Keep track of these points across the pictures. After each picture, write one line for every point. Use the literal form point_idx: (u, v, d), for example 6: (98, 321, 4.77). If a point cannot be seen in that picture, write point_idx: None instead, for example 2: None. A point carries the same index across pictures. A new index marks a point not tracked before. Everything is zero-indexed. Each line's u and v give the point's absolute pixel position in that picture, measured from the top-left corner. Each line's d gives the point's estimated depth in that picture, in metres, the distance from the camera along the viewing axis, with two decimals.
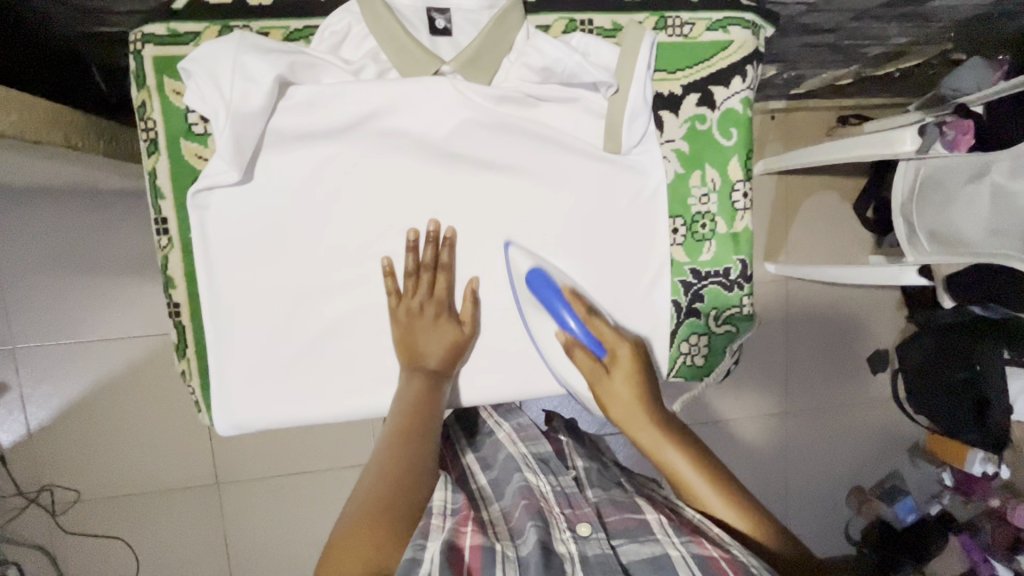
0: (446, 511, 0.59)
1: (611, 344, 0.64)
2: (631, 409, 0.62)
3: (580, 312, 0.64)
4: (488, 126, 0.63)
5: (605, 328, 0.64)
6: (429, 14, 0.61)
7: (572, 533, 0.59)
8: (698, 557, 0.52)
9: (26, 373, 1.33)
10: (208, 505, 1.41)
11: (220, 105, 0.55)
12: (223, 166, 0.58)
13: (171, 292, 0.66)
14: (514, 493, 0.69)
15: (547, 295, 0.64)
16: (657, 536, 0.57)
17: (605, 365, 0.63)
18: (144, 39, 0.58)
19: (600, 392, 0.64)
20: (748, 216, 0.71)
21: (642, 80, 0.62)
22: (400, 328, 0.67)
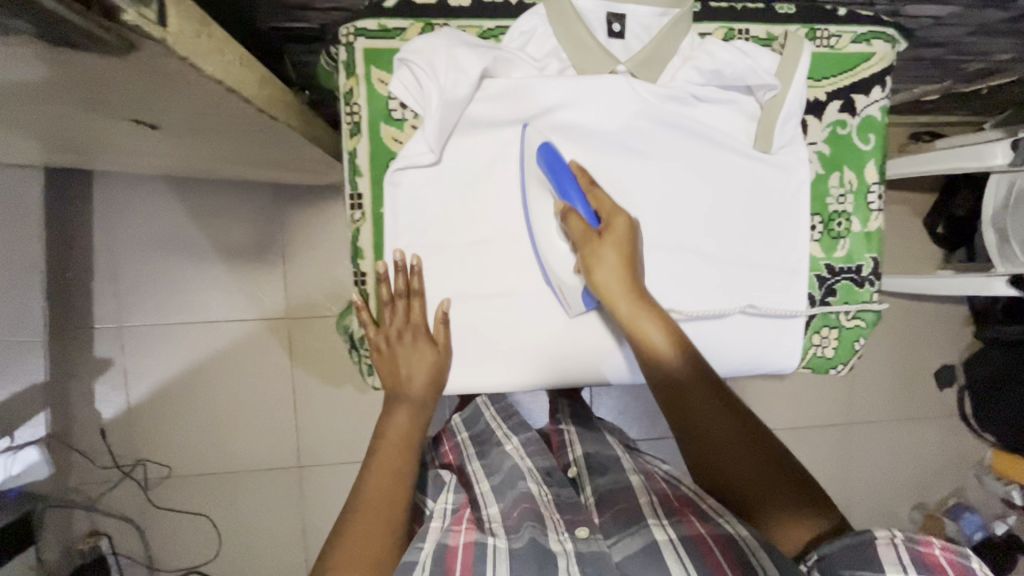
0: (448, 515, 0.67)
1: (609, 212, 0.65)
2: (617, 278, 0.64)
3: (583, 185, 0.66)
4: (654, 122, 0.68)
5: (605, 201, 0.65)
6: (608, 18, 0.66)
7: (571, 535, 0.64)
8: (689, 541, 0.60)
9: (130, 349, 1.40)
10: (288, 488, 1.45)
11: (433, 91, 0.62)
12: (423, 147, 0.65)
13: (357, 263, 0.72)
14: (514, 497, 0.71)
15: (556, 168, 0.64)
16: (648, 522, 0.64)
17: (600, 234, 0.64)
18: (356, 33, 0.65)
19: (590, 260, 0.64)
20: (880, 217, 0.76)
21: (801, 84, 0.67)
22: (385, 360, 0.71)
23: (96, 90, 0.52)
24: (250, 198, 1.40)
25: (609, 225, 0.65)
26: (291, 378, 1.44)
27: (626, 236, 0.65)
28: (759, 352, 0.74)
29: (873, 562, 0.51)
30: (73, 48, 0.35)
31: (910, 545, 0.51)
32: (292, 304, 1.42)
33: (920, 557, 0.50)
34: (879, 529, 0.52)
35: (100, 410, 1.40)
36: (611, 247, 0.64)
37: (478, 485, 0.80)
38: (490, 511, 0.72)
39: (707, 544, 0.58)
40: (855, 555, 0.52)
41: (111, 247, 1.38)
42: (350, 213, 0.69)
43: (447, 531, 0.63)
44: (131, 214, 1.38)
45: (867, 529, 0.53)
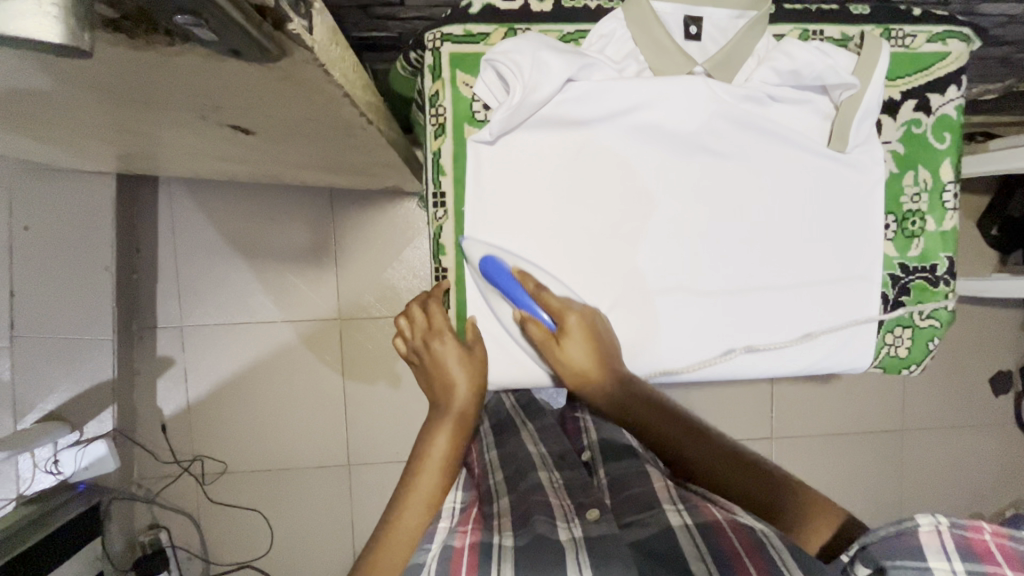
0: (455, 516, 0.64)
1: (559, 311, 0.67)
2: (586, 365, 0.68)
3: (529, 289, 0.67)
4: (731, 122, 0.70)
5: (554, 300, 0.67)
6: (685, 22, 0.69)
7: (580, 519, 0.63)
8: (703, 526, 0.58)
9: (190, 348, 1.46)
10: (339, 486, 1.49)
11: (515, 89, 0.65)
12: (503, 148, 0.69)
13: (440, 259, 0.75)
14: (527, 489, 0.70)
15: (499, 279, 0.67)
16: (663, 505, 0.64)
17: (557, 337, 0.67)
18: (443, 38, 0.69)
19: (554, 359, 0.68)
20: (956, 216, 0.75)
21: (879, 84, 0.68)
22: (422, 372, 0.74)
23: (216, 97, 0.56)
24: (305, 203, 1.45)
25: (561, 325, 0.67)
26: (341, 377, 1.48)
27: (582, 330, 0.67)
28: (835, 352, 0.74)
29: (917, 552, 0.45)
30: (236, 57, 0.39)
31: (955, 532, 0.45)
32: (343, 305, 1.46)
33: (964, 544, 0.44)
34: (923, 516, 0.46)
35: (162, 407, 1.46)
36: (568, 343, 0.67)
37: (490, 477, 0.78)
38: (501, 504, 0.69)
39: (723, 530, 0.56)
40: (892, 544, 0.46)
41: (174, 250, 1.45)
42: (433, 211, 0.73)
43: (453, 532, 0.60)
44: (193, 219, 1.44)
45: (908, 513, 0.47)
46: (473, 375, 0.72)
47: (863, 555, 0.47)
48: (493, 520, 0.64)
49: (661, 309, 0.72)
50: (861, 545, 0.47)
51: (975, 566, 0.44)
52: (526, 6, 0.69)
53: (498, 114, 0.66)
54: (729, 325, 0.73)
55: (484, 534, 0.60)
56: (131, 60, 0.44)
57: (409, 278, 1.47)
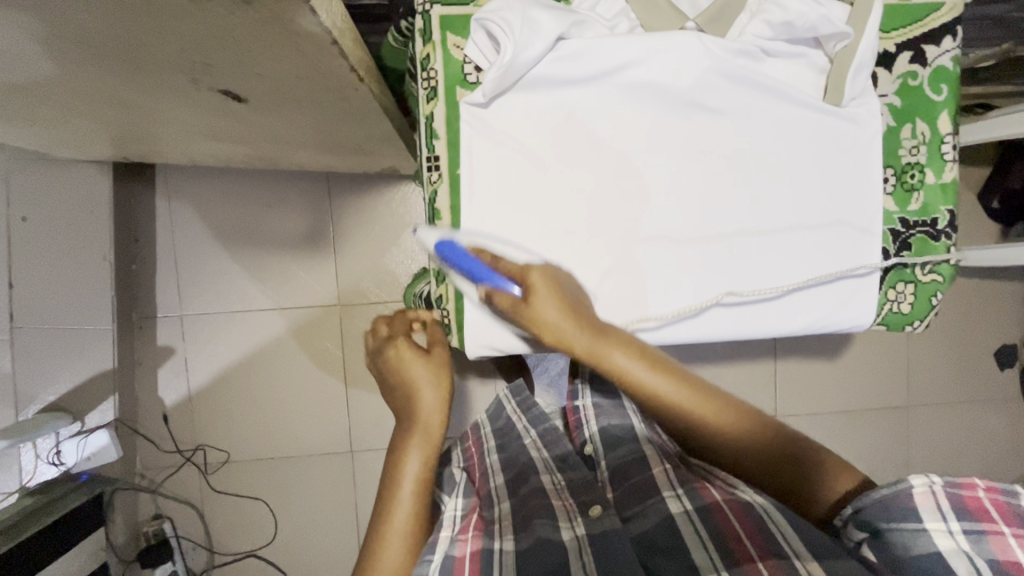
0: (455, 525, 0.68)
1: (519, 272, 0.65)
2: (563, 329, 0.64)
3: (485, 261, 0.65)
4: (726, 77, 0.69)
5: (510, 263, 0.65)
6: None
7: (581, 518, 0.66)
8: (703, 510, 0.61)
9: (191, 338, 1.46)
10: (343, 473, 1.48)
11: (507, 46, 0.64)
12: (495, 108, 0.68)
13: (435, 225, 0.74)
14: (527, 492, 0.73)
15: (456, 258, 0.63)
16: (663, 492, 0.67)
17: (524, 297, 0.64)
18: (432, 1, 0.68)
19: (532, 325, 0.64)
20: (956, 167, 0.74)
21: (873, 34, 0.67)
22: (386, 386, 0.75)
23: (206, 53, 0.55)
24: (302, 190, 1.45)
25: (525, 284, 0.64)
26: (342, 363, 1.47)
27: (547, 286, 0.64)
28: (834, 311, 0.74)
29: (913, 512, 0.51)
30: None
31: (950, 493, 0.51)
32: (343, 291, 1.46)
33: (956, 503, 0.50)
34: (918, 478, 0.52)
35: (164, 397, 1.46)
36: (540, 303, 0.63)
37: (491, 481, 0.79)
38: (502, 507, 0.72)
39: (725, 512, 0.60)
40: (888, 507, 0.52)
41: (173, 240, 1.45)
42: (428, 175, 0.72)
43: (454, 539, 0.64)
44: (192, 208, 1.44)
45: (904, 478, 0.53)
46: (439, 381, 0.72)
47: (859, 518, 0.54)
48: (494, 526, 0.67)
49: (661, 267, 0.72)
50: (858, 507, 0.54)
51: (972, 523, 0.50)
52: None
53: (490, 73, 0.64)
54: (727, 281, 0.72)
55: (486, 541, 0.64)
56: (118, 5, 0.44)
57: (408, 263, 1.46)
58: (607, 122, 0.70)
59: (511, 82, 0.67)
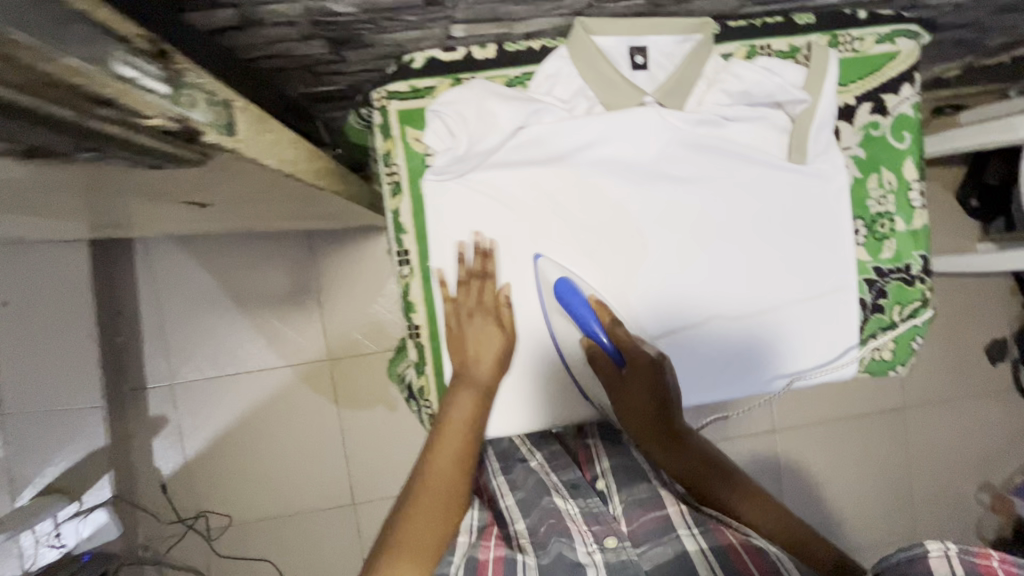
0: (476, 531, 0.65)
1: (630, 347, 0.66)
2: (645, 417, 0.67)
3: (604, 320, 0.67)
4: (689, 146, 0.69)
5: (622, 334, 0.66)
6: (630, 52, 0.67)
7: (598, 545, 0.63)
8: (719, 549, 0.60)
9: (184, 406, 1.44)
10: (348, 524, 1.48)
11: (461, 137, 0.66)
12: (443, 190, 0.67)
13: (411, 317, 0.72)
14: (538, 508, 0.68)
15: (575, 305, 0.66)
16: (678, 532, 0.63)
17: (621, 371, 0.67)
18: (388, 96, 0.67)
19: (617, 396, 0.67)
20: (926, 213, 0.74)
21: (831, 93, 0.67)
22: (453, 337, 0.69)
23: (159, 185, 0.54)
24: (284, 247, 1.44)
25: (627, 357, 0.66)
26: (337, 414, 1.47)
27: (652, 371, 0.66)
28: (815, 364, 0.74)
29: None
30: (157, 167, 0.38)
31: (963, 557, 0.46)
32: (333, 344, 1.46)
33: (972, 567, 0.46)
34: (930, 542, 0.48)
35: (160, 467, 1.43)
36: (636, 384, 0.66)
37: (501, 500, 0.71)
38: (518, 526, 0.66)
39: (737, 552, 0.59)
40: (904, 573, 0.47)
41: (158, 311, 1.41)
42: (398, 268, 0.71)
43: (475, 545, 0.61)
44: (172, 276, 1.42)
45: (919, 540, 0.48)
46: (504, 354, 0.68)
47: None
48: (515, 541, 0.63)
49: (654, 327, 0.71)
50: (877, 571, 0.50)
51: None
52: (468, 51, 0.67)
53: (438, 162, 0.67)
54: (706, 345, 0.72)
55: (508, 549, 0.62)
56: (57, 172, 0.43)
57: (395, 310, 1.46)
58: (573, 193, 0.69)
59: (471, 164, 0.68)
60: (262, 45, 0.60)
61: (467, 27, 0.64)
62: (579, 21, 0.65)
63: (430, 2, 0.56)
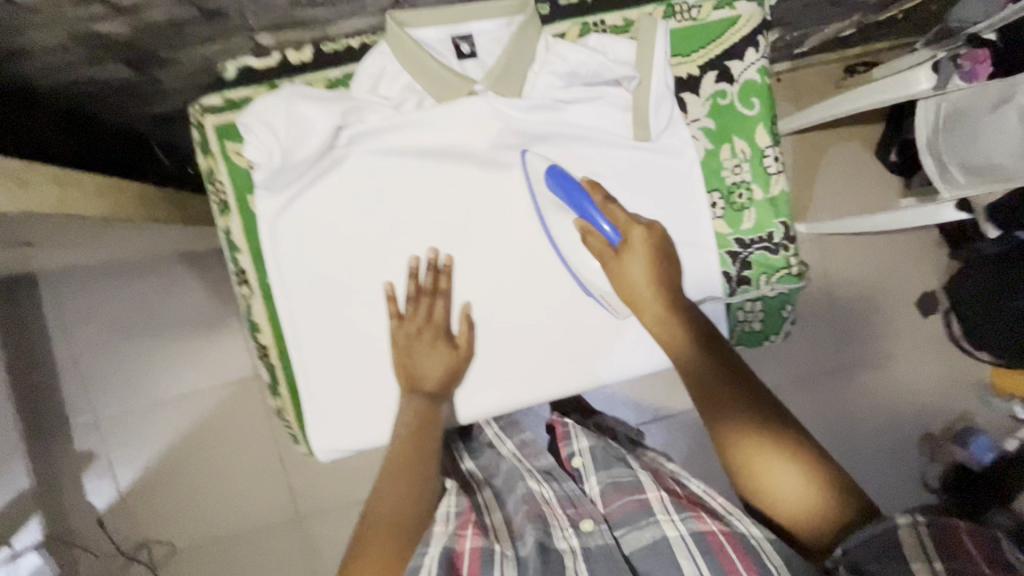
0: (452, 518, 0.64)
1: (626, 225, 0.63)
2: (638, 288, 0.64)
3: (598, 200, 0.64)
4: (526, 133, 0.67)
5: (620, 214, 0.63)
6: (454, 42, 0.65)
7: (575, 530, 0.69)
8: (699, 536, 0.63)
9: (112, 438, 1.40)
10: (295, 540, 1.45)
11: (276, 149, 0.60)
12: (273, 201, 0.64)
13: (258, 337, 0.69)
14: (518, 499, 0.74)
15: (570, 191, 0.63)
16: (656, 516, 0.67)
17: (617, 251, 0.63)
18: (204, 110, 0.63)
19: (614, 276, 0.64)
20: (782, 179, 0.73)
21: (662, 68, 0.65)
22: (399, 352, 0.67)
23: None
24: (198, 269, 1.41)
25: (627, 239, 0.63)
26: (272, 430, 1.44)
27: (645, 244, 0.63)
28: None
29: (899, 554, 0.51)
30: None
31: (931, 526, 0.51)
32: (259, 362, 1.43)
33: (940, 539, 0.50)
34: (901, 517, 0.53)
35: (94, 503, 1.39)
36: (627, 262, 0.63)
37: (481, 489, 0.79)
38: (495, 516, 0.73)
39: (717, 540, 0.62)
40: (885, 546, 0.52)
41: (71, 346, 1.39)
42: (238, 289, 0.67)
43: (454, 534, 0.61)
44: (84, 310, 1.39)
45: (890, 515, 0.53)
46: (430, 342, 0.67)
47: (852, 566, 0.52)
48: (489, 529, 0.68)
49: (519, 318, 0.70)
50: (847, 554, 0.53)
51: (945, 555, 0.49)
52: (283, 57, 0.64)
53: (260, 177, 0.60)
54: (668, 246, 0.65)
55: (485, 536, 0.62)
56: None
57: None
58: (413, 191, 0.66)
59: (296, 170, 0.62)
60: (52, 73, 0.59)
61: (273, 33, 0.60)
62: (390, 16, 0.61)
63: (209, 14, 0.53)
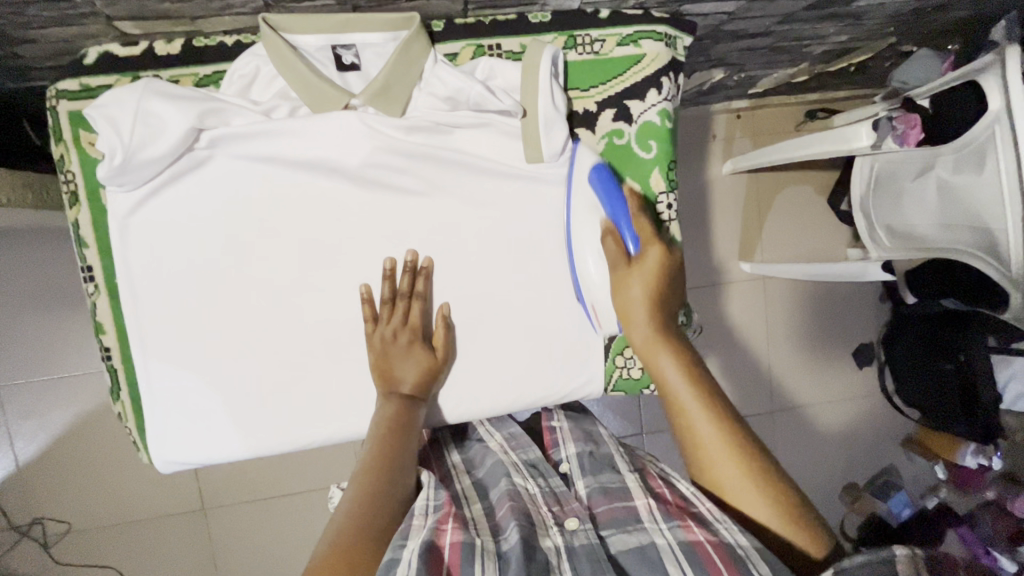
0: (430, 510, 0.59)
1: (649, 237, 0.62)
2: (643, 306, 0.61)
3: (631, 209, 0.63)
4: (404, 154, 0.65)
5: (646, 227, 0.62)
6: (335, 51, 0.62)
7: (558, 528, 0.59)
8: (686, 545, 0.53)
9: (12, 410, 1.34)
10: (196, 531, 1.41)
11: (118, 145, 0.56)
12: (122, 198, 0.61)
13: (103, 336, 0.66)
14: (500, 494, 0.66)
15: (608, 189, 0.63)
16: (644, 524, 0.57)
17: (631, 261, 0.61)
18: (57, 95, 0.60)
19: (616, 283, 0.62)
20: (674, 228, 0.72)
21: (549, 91, 0.63)
22: (376, 355, 0.66)
23: None
24: None
25: (642, 253, 0.61)
26: None
27: (662, 268, 0.61)
28: (552, 381, 0.73)
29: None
30: None
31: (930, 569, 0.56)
32: None
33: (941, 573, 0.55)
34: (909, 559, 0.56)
35: None
36: (638, 274, 0.61)
37: (458, 482, 0.72)
38: (474, 509, 0.65)
39: (708, 551, 0.52)
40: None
41: None
42: (83, 286, 0.64)
43: (432, 528, 0.55)
44: None
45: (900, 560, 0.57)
46: (410, 347, 0.66)
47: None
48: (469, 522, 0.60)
49: None
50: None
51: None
52: (150, 47, 0.60)
53: (104, 174, 0.57)
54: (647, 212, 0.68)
55: (466, 531, 0.56)
56: None
57: None
58: (280, 203, 0.64)
59: (148, 169, 0.59)
60: None
61: (135, 23, 0.57)
62: (262, 18, 0.58)
63: None
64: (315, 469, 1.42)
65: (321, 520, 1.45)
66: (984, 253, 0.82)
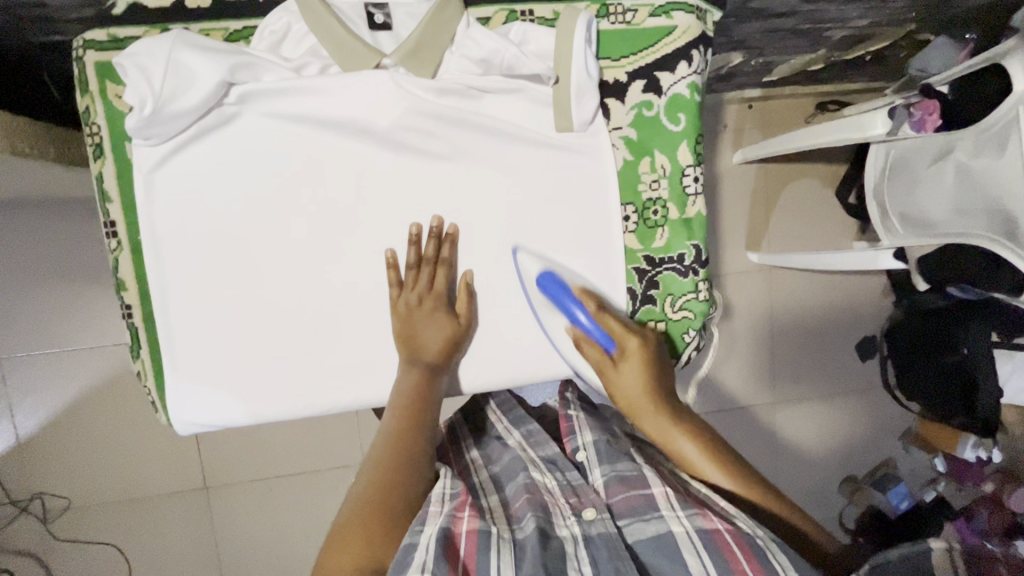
0: (447, 498, 0.57)
1: (621, 334, 0.66)
2: (640, 396, 0.65)
3: (591, 308, 0.66)
4: (434, 117, 0.64)
5: (614, 324, 0.66)
6: (367, 10, 0.61)
7: (575, 518, 0.58)
8: (704, 534, 0.52)
9: (14, 382, 1.32)
10: (197, 510, 1.40)
11: (149, 95, 0.55)
12: (149, 151, 0.60)
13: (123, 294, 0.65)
14: (517, 488, 0.65)
15: (558, 294, 0.65)
16: (661, 513, 0.56)
17: (615, 359, 0.65)
18: (85, 45, 0.59)
19: (608, 381, 0.66)
20: (699, 201, 0.72)
21: (583, 56, 0.63)
22: (400, 320, 0.66)
23: None
24: None
25: (621, 348, 0.66)
26: None
27: (642, 353, 0.66)
28: None
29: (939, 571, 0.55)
30: None
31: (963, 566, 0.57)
32: None
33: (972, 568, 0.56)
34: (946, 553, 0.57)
35: None
36: (627, 371, 0.65)
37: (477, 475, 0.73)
38: (491, 500, 0.65)
39: (727, 540, 0.50)
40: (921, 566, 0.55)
41: None
42: (105, 241, 0.63)
43: (447, 515, 0.54)
44: None
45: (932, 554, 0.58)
46: (432, 313, 0.66)
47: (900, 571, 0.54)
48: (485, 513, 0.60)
49: None
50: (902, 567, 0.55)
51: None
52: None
53: (132, 124, 0.56)
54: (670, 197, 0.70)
55: (482, 521, 0.55)
56: None
57: None
58: (306, 163, 0.63)
59: (177, 122, 0.58)
60: None
61: None
62: None
63: None
64: (319, 449, 1.41)
65: (323, 501, 1.44)
66: (1000, 237, 0.82)
